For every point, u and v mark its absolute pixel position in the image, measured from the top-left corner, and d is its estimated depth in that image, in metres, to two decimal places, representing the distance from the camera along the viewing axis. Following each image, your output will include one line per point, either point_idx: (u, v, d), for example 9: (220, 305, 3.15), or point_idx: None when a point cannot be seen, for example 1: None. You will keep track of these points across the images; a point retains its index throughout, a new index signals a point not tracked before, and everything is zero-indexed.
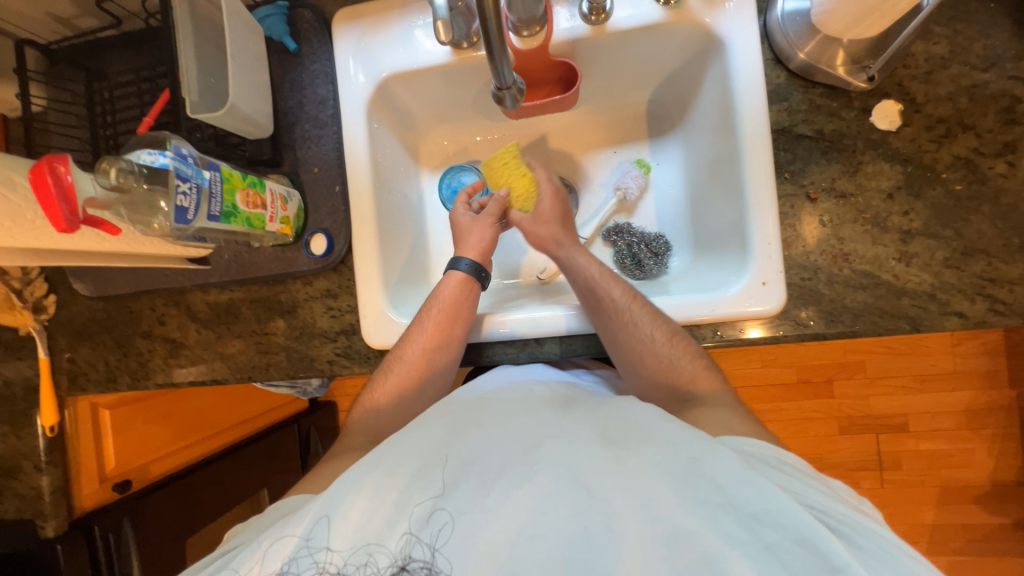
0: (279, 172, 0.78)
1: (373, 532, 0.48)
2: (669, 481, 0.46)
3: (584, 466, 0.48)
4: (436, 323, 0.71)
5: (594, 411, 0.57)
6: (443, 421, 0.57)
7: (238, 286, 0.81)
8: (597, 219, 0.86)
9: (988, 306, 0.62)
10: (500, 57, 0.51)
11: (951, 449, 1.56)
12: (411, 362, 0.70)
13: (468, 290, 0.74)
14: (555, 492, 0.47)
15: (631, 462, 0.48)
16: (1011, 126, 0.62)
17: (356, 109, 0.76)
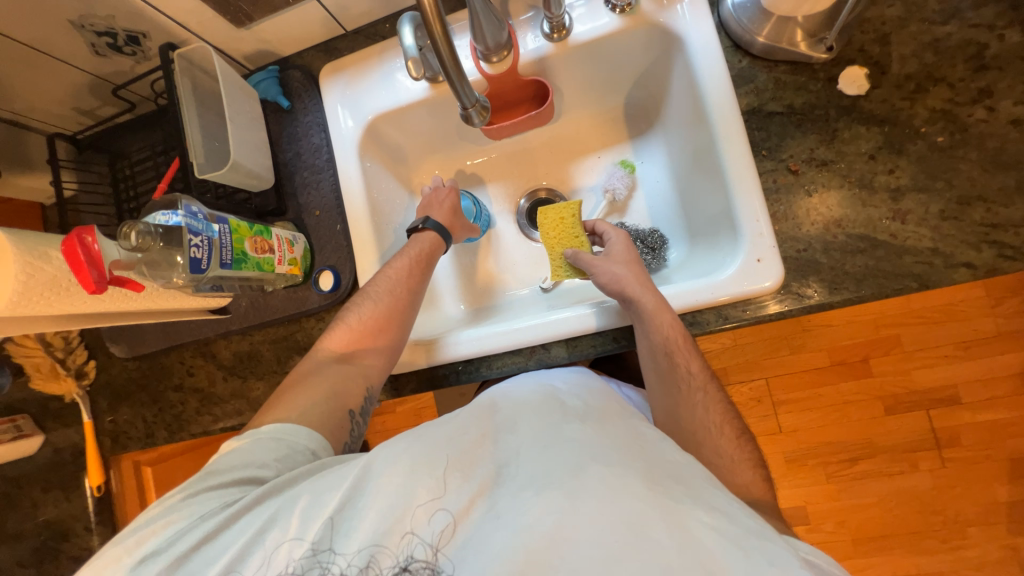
0: (285, 219, 0.83)
1: (377, 537, 0.49)
2: (715, 544, 0.42)
3: (630, 512, 0.43)
4: (406, 266, 0.75)
5: (638, 437, 0.53)
6: (477, 434, 0.54)
7: (258, 331, 0.86)
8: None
9: (995, 253, 0.60)
10: (459, 81, 0.55)
11: (1011, 417, 1.46)
12: (381, 301, 0.73)
13: (438, 246, 0.79)
14: (581, 528, 0.43)
15: (678, 522, 0.43)
16: (982, 73, 0.62)
17: (348, 152, 0.82)
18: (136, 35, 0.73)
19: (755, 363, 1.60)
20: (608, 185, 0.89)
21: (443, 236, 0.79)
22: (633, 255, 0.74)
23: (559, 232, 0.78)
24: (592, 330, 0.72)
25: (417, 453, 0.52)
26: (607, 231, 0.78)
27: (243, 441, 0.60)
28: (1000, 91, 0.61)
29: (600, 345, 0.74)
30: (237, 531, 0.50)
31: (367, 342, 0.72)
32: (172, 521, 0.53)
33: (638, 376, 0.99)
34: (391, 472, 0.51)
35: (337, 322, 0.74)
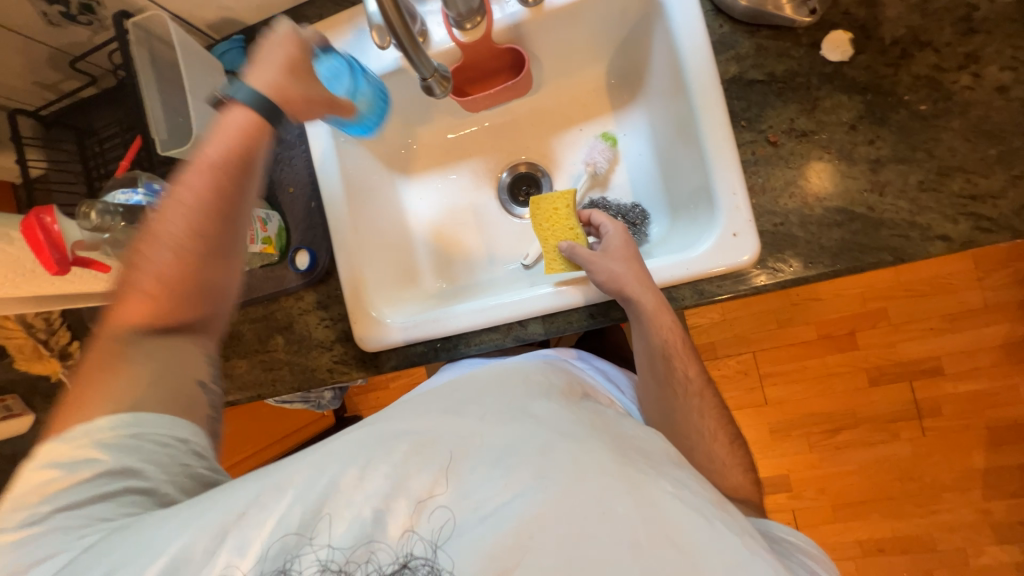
0: (258, 197, 0.82)
1: (371, 534, 0.45)
2: (678, 512, 0.43)
3: (595, 486, 0.44)
4: (204, 170, 0.56)
5: (598, 415, 0.54)
6: (437, 418, 0.52)
7: (238, 310, 0.85)
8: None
9: (972, 225, 0.59)
10: (414, 52, 0.53)
11: (992, 387, 1.49)
12: (187, 227, 0.55)
13: (255, 126, 0.58)
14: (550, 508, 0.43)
15: (643, 494, 0.44)
16: (970, 36, 0.59)
17: (320, 126, 0.80)
18: (88, 2, 0.70)
19: (743, 337, 1.61)
20: (589, 158, 0.87)
21: (267, 122, 0.59)
22: (632, 250, 0.69)
23: (554, 224, 0.74)
24: (568, 306, 0.72)
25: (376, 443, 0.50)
26: (604, 223, 0.74)
27: (98, 452, 0.49)
28: (988, 56, 0.59)
29: (577, 322, 0.74)
30: (131, 564, 0.43)
31: (196, 295, 0.58)
32: (43, 562, 0.45)
33: (620, 351, 1.00)
34: (354, 460, 0.48)
35: (129, 283, 0.56)
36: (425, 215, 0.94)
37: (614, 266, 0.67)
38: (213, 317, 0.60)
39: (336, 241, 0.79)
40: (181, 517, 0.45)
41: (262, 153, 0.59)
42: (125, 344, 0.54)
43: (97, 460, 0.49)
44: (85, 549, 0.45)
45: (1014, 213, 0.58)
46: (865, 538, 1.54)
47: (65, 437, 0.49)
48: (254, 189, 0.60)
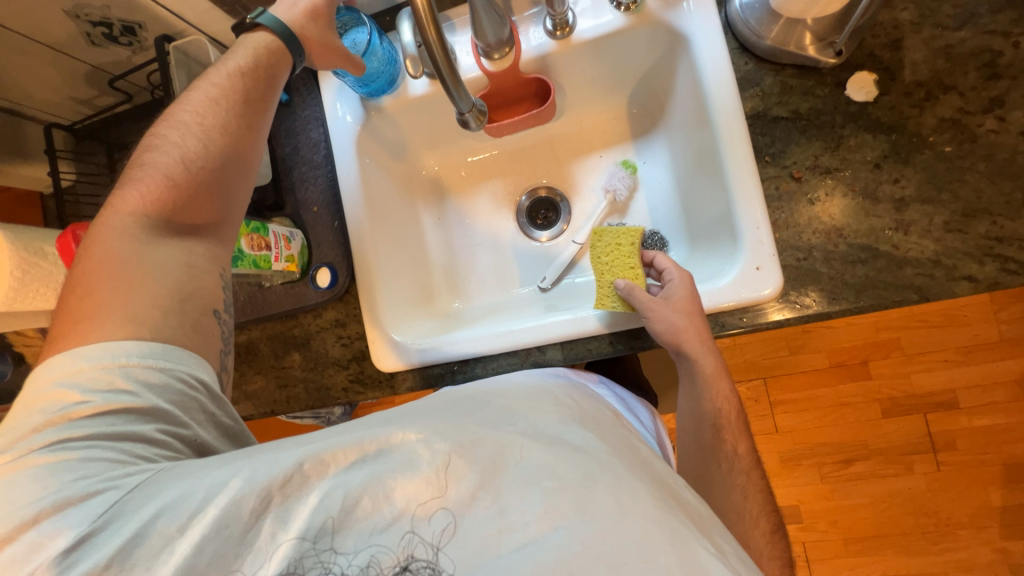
0: (282, 214, 0.83)
1: (374, 537, 0.43)
2: (721, 572, 0.42)
3: (636, 529, 0.42)
4: (228, 77, 0.63)
5: (635, 453, 0.53)
6: (479, 423, 0.49)
7: (256, 325, 0.86)
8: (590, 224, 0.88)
9: (998, 267, 0.59)
10: (454, 86, 0.54)
11: (1008, 423, 1.46)
12: (204, 129, 0.61)
13: (273, 50, 0.66)
14: (586, 541, 0.42)
15: (687, 549, 0.43)
16: (995, 81, 0.60)
17: (346, 148, 0.81)
18: (131, 26, 0.73)
19: (754, 362, 1.59)
20: (608, 185, 0.88)
21: (288, 49, 0.67)
22: (696, 303, 0.66)
23: (613, 259, 0.73)
24: (588, 334, 0.72)
25: (415, 441, 0.47)
26: (667, 268, 0.70)
27: (129, 385, 0.50)
28: (1013, 101, 0.60)
29: (595, 349, 0.73)
30: (184, 505, 0.44)
31: (201, 196, 0.61)
32: (81, 502, 0.44)
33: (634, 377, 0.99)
34: (390, 464, 0.46)
35: (138, 176, 0.59)
36: (444, 236, 0.95)
37: (677, 317, 0.65)
38: (210, 224, 0.62)
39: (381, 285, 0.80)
40: (225, 470, 0.46)
41: (282, 75, 0.68)
42: (122, 237, 0.56)
43: (126, 392, 0.49)
44: (130, 488, 0.45)
45: None
46: (878, 574, 1.50)
47: (87, 359, 0.49)
48: (274, 101, 0.68)
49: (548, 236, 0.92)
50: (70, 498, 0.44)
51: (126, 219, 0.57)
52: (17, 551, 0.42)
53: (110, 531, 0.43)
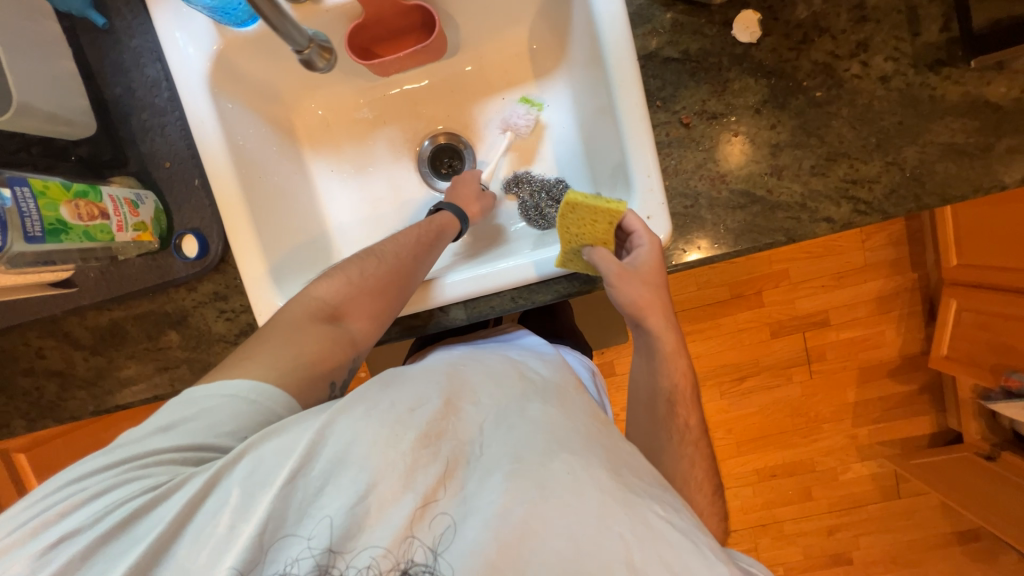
0: (125, 172, 0.69)
1: (403, 534, 0.44)
2: (676, 538, 0.43)
3: (597, 502, 0.44)
4: (417, 241, 0.70)
5: (600, 421, 0.54)
6: (443, 407, 0.49)
7: (117, 304, 0.75)
8: (490, 162, 0.84)
9: (852, 208, 0.65)
10: (282, 22, 0.57)
11: (866, 333, 1.72)
12: (409, 247, 0.69)
13: (450, 227, 0.74)
14: (552, 517, 0.43)
15: (639, 517, 0.44)
16: (862, 25, 0.62)
17: (195, 87, 0.68)
18: None
19: None
20: (511, 120, 0.83)
21: (460, 223, 0.76)
22: (660, 275, 0.65)
23: (588, 232, 0.65)
24: (488, 292, 0.69)
25: (383, 432, 0.46)
26: (642, 235, 0.64)
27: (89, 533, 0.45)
28: (875, 45, 0.62)
29: (498, 306, 0.72)
30: (141, 532, 0.44)
31: (366, 301, 0.64)
32: (91, 500, 0.45)
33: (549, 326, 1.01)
34: (346, 451, 0.45)
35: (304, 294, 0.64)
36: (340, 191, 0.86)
37: (643, 286, 0.64)
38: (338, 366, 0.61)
39: (268, 249, 0.73)
40: (227, 475, 0.46)
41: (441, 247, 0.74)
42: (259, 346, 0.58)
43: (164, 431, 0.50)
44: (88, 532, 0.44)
45: (886, 197, 0.65)
46: (761, 467, 1.78)
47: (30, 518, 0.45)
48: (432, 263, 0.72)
49: None
50: (85, 497, 0.45)
51: (316, 328, 0.61)
52: (1, 545, 0.44)
53: (94, 533, 0.44)
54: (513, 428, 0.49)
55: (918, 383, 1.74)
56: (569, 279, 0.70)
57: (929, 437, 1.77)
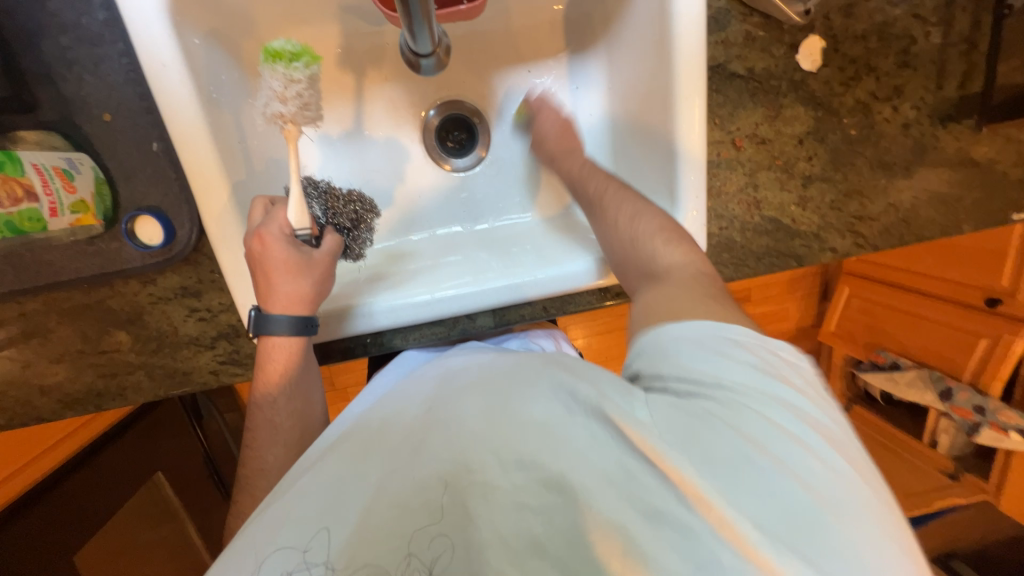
0: (38, 120, 0.49)
1: (366, 553, 0.39)
2: (551, 419, 0.41)
3: (468, 434, 0.41)
4: (265, 378, 0.58)
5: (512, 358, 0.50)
6: (348, 428, 0.50)
7: (32, 295, 0.57)
8: (294, 193, 0.56)
9: (853, 241, 0.72)
10: (420, 20, 0.44)
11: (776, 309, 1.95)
12: (286, 374, 0.58)
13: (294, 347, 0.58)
14: (444, 469, 0.40)
15: (504, 413, 0.42)
16: (903, 70, 0.65)
17: (149, 11, 0.48)
18: None
19: None
20: (267, 106, 0.56)
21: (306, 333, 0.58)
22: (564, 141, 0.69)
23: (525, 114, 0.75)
24: (522, 300, 0.66)
25: (304, 482, 0.45)
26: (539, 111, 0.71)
27: None
28: (908, 92, 0.66)
29: (528, 315, 0.69)
30: None
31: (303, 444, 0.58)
32: None
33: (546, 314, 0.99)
34: (269, 524, 0.43)
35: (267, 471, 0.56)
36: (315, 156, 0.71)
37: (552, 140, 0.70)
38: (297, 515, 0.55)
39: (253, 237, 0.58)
40: None
41: (309, 358, 0.60)
42: None
43: None
44: None
45: (880, 234, 0.72)
46: None
47: None
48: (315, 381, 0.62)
49: (455, 166, 0.77)
50: None
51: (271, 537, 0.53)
52: None
53: None
54: (407, 418, 0.46)
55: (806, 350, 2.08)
56: (601, 291, 0.70)
57: None
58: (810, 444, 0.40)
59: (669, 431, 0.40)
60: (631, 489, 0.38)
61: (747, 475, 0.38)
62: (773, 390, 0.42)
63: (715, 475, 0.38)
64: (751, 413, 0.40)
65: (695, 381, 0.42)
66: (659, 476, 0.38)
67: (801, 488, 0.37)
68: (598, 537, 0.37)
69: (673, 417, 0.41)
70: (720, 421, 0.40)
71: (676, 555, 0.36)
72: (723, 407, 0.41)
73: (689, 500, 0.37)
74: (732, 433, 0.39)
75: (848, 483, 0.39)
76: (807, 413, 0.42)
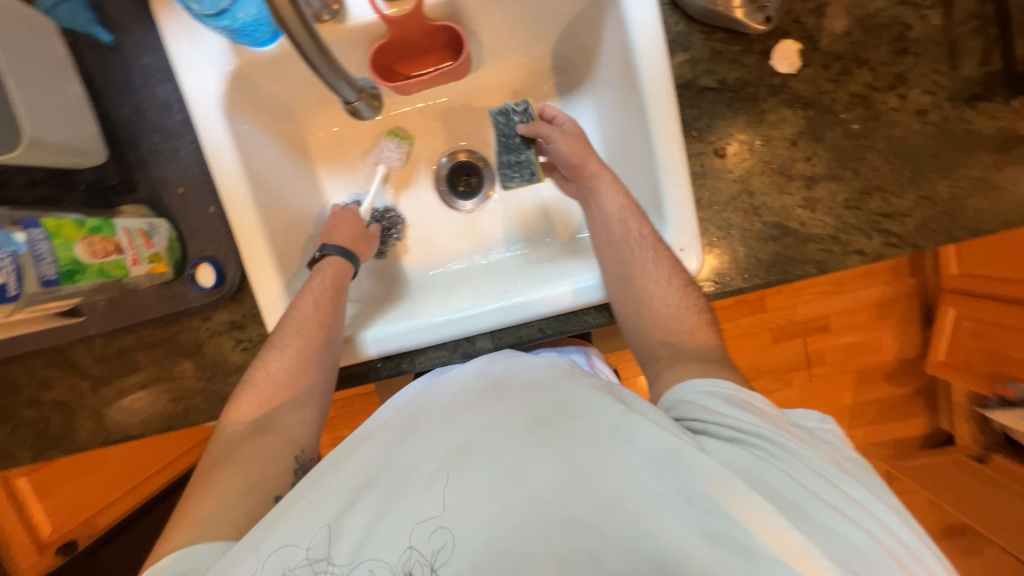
0: (136, 198, 0.66)
1: (375, 548, 0.43)
2: (599, 439, 0.44)
3: (510, 448, 0.45)
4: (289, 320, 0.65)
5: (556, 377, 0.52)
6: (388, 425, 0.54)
7: (127, 333, 0.72)
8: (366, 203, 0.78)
9: (883, 241, 0.64)
10: (336, 77, 0.50)
11: (864, 338, 1.61)
12: (287, 352, 0.63)
13: (333, 303, 0.67)
14: (506, 499, 0.42)
15: (547, 431, 0.46)
16: (902, 57, 0.62)
17: (211, 110, 0.65)
18: None
19: None
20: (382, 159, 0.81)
21: (338, 293, 0.69)
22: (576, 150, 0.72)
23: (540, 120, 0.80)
24: (519, 322, 0.68)
25: (338, 473, 0.49)
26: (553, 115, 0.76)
27: None
28: (914, 78, 0.62)
29: (526, 336, 0.70)
30: None
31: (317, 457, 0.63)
32: None
33: None
34: (299, 513, 0.46)
35: None
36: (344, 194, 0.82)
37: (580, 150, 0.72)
38: None
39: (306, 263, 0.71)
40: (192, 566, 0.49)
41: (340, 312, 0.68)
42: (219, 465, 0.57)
43: None
44: None
45: (917, 230, 0.63)
46: None
47: None
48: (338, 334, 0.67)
49: (469, 207, 0.84)
50: None
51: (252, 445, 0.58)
52: None
53: None
54: (450, 426, 0.48)
55: (912, 386, 1.66)
56: (600, 309, 0.69)
57: (920, 439, 1.70)
58: (861, 497, 0.44)
59: (733, 471, 0.43)
60: (693, 511, 0.40)
61: (812, 515, 0.41)
62: (813, 448, 0.47)
63: (786, 514, 0.41)
64: (800, 462, 0.45)
65: (736, 428, 0.47)
66: (715, 498, 0.40)
67: (858, 535, 0.41)
68: (660, 556, 0.39)
69: (732, 459, 0.45)
70: (772, 466, 0.44)
71: (736, 571, 0.37)
72: (773, 457, 0.45)
73: (748, 521, 0.39)
74: (787, 478, 0.43)
75: (910, 543, 0.42)
76: (842, 466, 0.47)
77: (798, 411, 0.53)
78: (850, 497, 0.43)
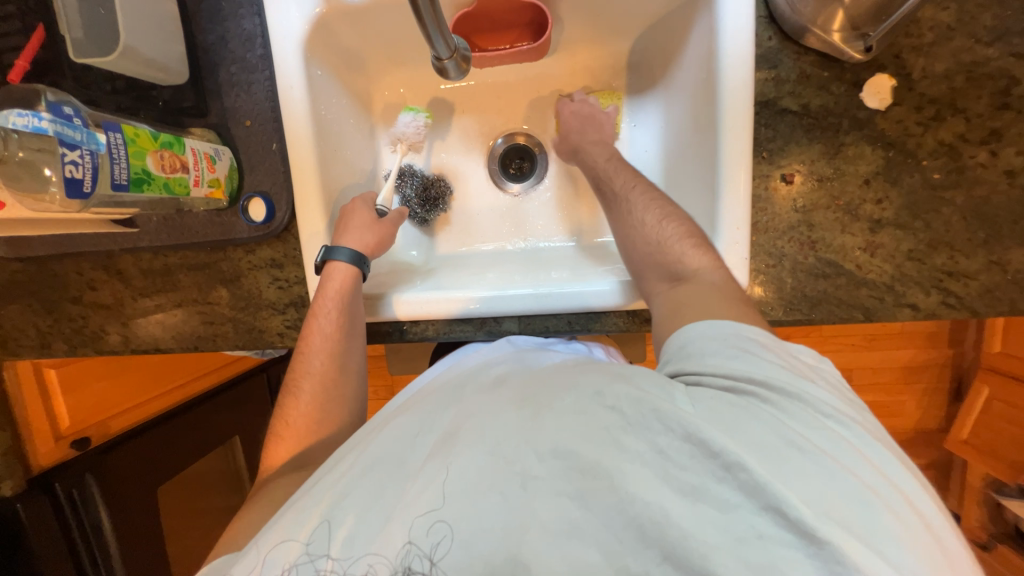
0: (205, 123, 0.68)
1: (373, 544, 0.42)
2: (582, 412, 0.43)
3: (496, 423, 0.45)
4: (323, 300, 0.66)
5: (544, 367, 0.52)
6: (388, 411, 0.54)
7: (174, 251, 0.75)
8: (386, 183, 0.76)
9: (940, 299, 0.61)
10: (433, 23, 0.49)
11: (887, 400, 1.55)
12: (317, 336, 0.65)
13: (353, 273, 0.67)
14: (496, 461, 0.42)
15: (531, 409, 0.45)
16: (1002, 112, 0.58)
17: (290, 50, 0.66)
18: None
19: None
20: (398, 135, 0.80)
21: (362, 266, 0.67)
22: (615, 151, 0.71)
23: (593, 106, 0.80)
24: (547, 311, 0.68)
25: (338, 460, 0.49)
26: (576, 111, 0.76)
27: None
28: (1010, 136, 0.59)
29: (553, 328, 0.70)
30: None
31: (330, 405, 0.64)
32: None
33: None
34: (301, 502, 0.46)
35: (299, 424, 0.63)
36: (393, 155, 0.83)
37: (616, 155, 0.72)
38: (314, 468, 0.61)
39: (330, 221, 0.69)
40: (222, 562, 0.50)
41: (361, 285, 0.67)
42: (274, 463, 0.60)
43: None
44: None
45: (979, 295, 0.61)
46: None
47: None
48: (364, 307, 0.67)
49: (516, 190, 0.84)
50: None
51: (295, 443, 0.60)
52: None
53: None
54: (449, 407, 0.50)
55: (925, 457, 1.61)
56: (631, 314, 0.69)
57: None
58: (857, 441, 0.40)
59: (714, 417, 0.40)
60: (668, 467, 0.39)
61: (794, 462, 0.38)
62: (806, 388, 0.43)
63: (764, 460, 0.38)
64: (791, 412, 0.41)
65: (726, 376, 0.44)
66: (696, 455, 0.39)
67: (858, 488, 0.37)
68: (646, 522, 0.38)
69: (716, 404, 0.42)
70: (758, 415, 0.41)
71: (716, 532, 0.37)
72: (760, 405, 0.41)
73: (731, 480, 0.38)
74: (777, 425, 0.40)
75: (901, 485, 0.39)
76: (841, 408, 0.43)
77: (796, 345, 0.49)
78: (847, 447, 0.39)
